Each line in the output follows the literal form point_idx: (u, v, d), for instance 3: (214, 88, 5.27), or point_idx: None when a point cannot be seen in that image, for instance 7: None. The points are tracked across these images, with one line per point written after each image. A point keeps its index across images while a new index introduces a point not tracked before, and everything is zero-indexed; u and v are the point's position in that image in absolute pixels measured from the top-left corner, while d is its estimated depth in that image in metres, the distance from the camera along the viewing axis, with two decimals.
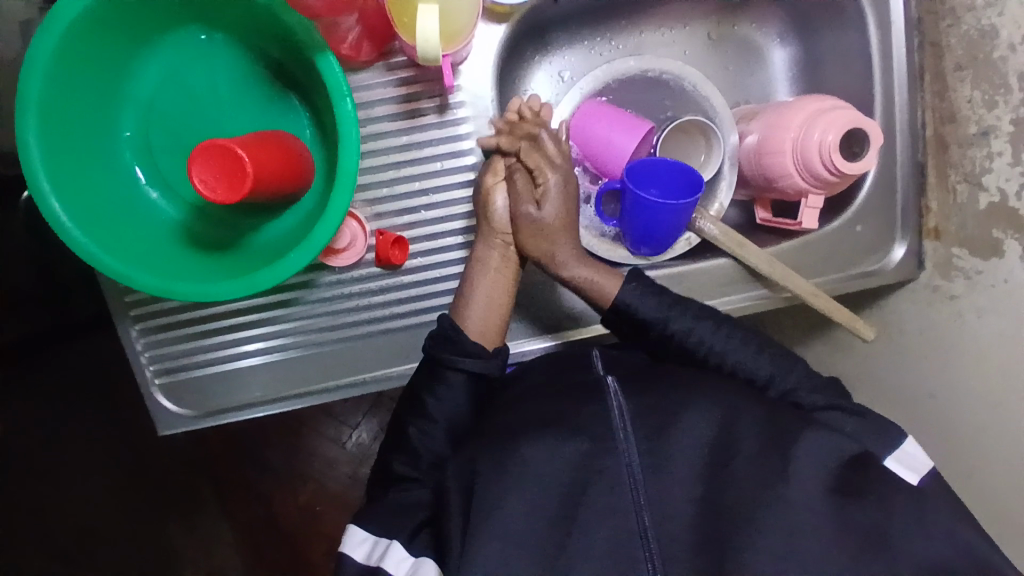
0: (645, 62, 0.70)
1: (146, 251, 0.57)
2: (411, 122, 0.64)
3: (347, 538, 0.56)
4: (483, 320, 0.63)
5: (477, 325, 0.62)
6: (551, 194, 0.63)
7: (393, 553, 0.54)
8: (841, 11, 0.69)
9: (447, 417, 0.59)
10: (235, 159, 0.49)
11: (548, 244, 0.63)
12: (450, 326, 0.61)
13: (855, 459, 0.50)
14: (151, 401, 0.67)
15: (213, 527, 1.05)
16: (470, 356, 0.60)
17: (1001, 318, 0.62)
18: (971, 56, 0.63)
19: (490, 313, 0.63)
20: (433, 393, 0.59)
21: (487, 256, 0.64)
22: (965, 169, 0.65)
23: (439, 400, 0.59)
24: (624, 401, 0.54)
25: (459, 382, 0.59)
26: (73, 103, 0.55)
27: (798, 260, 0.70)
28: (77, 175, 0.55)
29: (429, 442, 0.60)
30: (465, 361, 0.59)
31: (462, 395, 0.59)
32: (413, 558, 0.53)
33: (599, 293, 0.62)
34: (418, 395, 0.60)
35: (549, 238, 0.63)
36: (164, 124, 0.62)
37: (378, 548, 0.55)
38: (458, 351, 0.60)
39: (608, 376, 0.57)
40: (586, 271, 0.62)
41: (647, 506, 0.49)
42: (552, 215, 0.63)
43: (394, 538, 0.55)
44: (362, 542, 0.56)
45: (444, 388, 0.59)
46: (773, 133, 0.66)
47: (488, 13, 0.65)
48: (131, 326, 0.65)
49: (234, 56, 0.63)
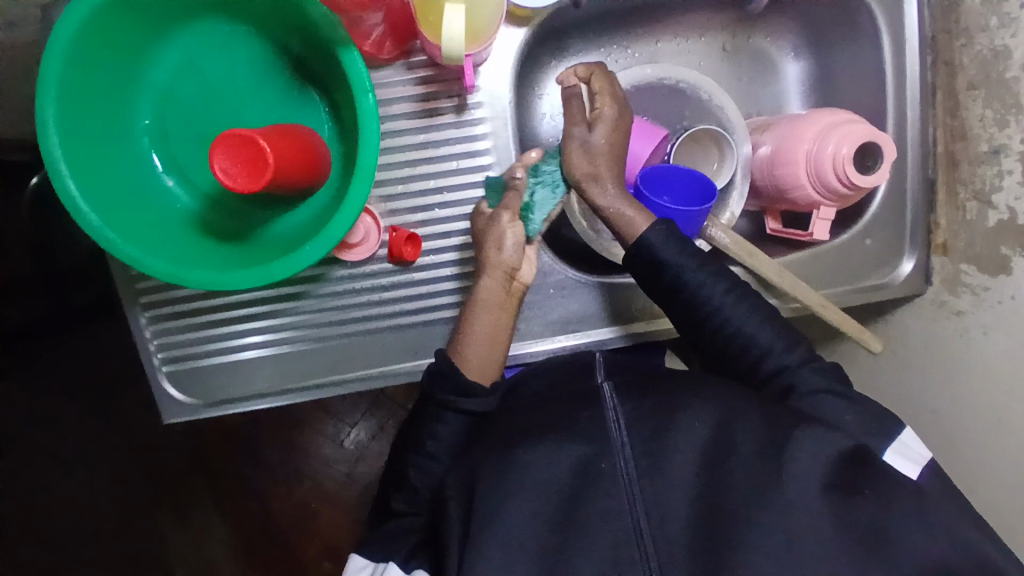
0: (660, 70, 0.70)
1: (161, 238, 0.57)
2: (429, 120, 0.65)
3: (349, 566, 0.56)
4: (483, 357, 0.62)
5: (476, 363, 0.62)
6: (605, 120, 0.62)
7: (388, 574, 0.53)
8: (856, 27, 0.70)
9: (445, 454, 0.60)
10: (257, 148, 0.50)
11: (585, 175, 0.62)
12: (449, 365, 0.61)
13: (863, 470, 0.50)
14: (157, 389, 0.66)
15: (206, 523, 1.04)
16: (468, 398, 0.60)
17: (1008, 335, 0.63)
18: (983, 75, 0.64)
19: (489, 350, 0.63)
20: (430, 432, 0.60)
21: (490, 292, 0.63)
22: (975, 187, 0.66)
23: (438, 437, 0.60)
24: (621, 405, 0.54)
25: (458, 419, 0.60)
26: (94, 88, 0.55)
27: (807, 271, 0.71)
28: (94, 160, 0.55)
29: (429, 473, 0.61)
30: (461, 403, 0.60)
31: (460, 432, 0.60)
32: (408, 575, 0.53)
33: (628, 227, 0.61)
34: (416, 432, 0.61)
35: (592, 161, 0.62)
36: (182, 111, 0.62)
37: (376, 572, 0.55)
38: (456, 392, 0.60)
39: (603, 381, 0.58)
40: (621, 205, 0.61)
41: (652, 508, 0.49)
42: (601, 143, 0.62)
43: (390, 560, 0.55)
44: (363, 567, 0.56)
45: (442, 426, 0.60)
46: (787, 144, 0.67)
47: (509, 16, 0.65)
48: (141, 314, 0.65)
49: (255, 48, 0.63)
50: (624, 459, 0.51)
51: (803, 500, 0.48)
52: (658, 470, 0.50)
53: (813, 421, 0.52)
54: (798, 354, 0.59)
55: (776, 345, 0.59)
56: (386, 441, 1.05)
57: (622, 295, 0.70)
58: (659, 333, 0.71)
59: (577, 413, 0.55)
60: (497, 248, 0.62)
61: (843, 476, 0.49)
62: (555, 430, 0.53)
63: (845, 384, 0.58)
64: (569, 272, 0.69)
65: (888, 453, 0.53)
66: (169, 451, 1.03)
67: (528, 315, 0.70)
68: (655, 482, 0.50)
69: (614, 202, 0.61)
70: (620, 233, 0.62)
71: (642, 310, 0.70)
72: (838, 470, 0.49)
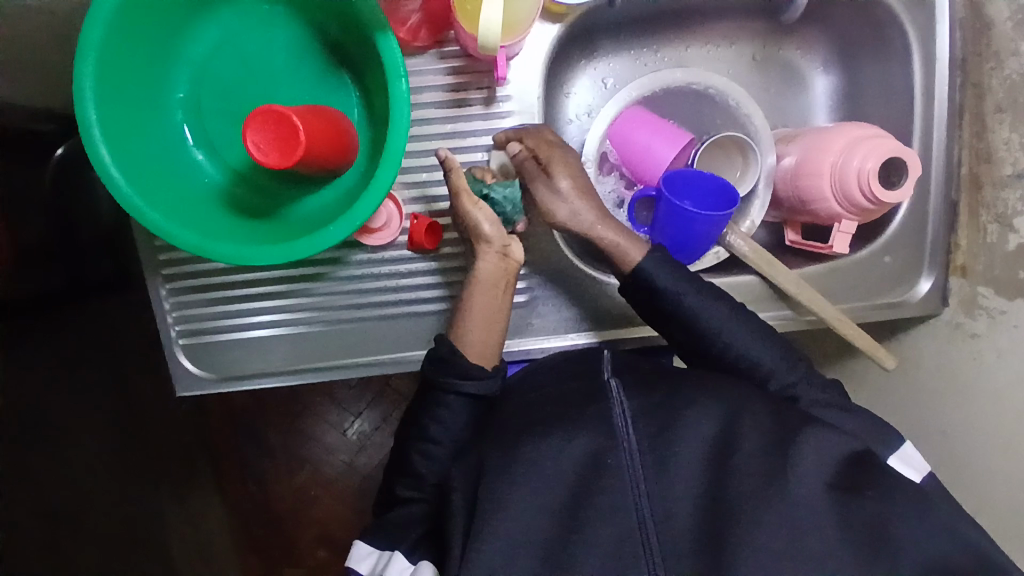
0: (690, 75, 0.70)
1: (188, 210, 0.58)
2: (457, 111, 0.65)
3: (352, 554, 0.56)
4: (481, 341, 0.62)
5: (477, 345, 0.61)
6: (559, 164, 0.63)
7: (395, 563, 0.53)
8: (888, 44, 0.71)
9: (453, 441, 0.60)
10: (290, 125, 0.50)
11: (569, 219, 0.62)
12: (448, 349, 0.60)
13: (869, 482, 0.50)
14: (172, 361, 0.67)
15: (205, 501, 1.04)
16: (466, 380, 0.60)
17: (1021, 360, 0.62)
18: (1012, 99, 0.64)
19: (488, 335, 0.62)
20: (434, 415, 0.60)
21: (485, 271, 0.62)
22: (997, 210, 0.66)
23: (441, 422, 0.59)
24: (627, 401, 0.55)
25: (462, 404, 0.60)
26: (132, 58, 0.56)
27: (825, 285, 0.71)
28: (129, 129, 0.56)
29: (435, 459, 0.60)
30: (461, 384, 0.59)
31: (465, 416, 0.60)
32: (414, 566, 0.53)
33: (622, 256, 0.62)
34: (420, 417, 0.60)
35: (568, 204, 0.62)
36: (217, 86, 0.63)
37: (382, 560, 0.55)
38: (457, 375, 0.59)
39: (609, 376, 0.59)
40: (610, 233, 0.62)
41: (658, 505, 0.49)
42: (568, 184, 0.62)
43: (397, 548, 0.54)
44: (368, 555, 0.56)
45: (445, 411, 0.59)
46: (812, 157, 0.67)
47: (544, 12, 0.66)
48: (161, 285, 0.66)
49: (292, 30, 0.64)
50: (631, 456, 0.51)
51: (809, 508, 0.48)
52: (664, 469, 0.51)
53: (819, 426, 0.53)
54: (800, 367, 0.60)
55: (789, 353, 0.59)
56: (389, 431, 1.05)
57: None
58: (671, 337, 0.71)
59: (585, 408, 0.55)
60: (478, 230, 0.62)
61: (846, 483, 0.50)
62: (563, 423, 0.54)
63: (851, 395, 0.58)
64: (585, 268, 0.69)
65: (893, 457, 0.55)
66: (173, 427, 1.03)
67: (542, 311, 0.70)
68: (661, 480, 0.50)
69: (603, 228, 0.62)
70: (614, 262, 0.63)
71: None
72: (840, 473, 0.50)
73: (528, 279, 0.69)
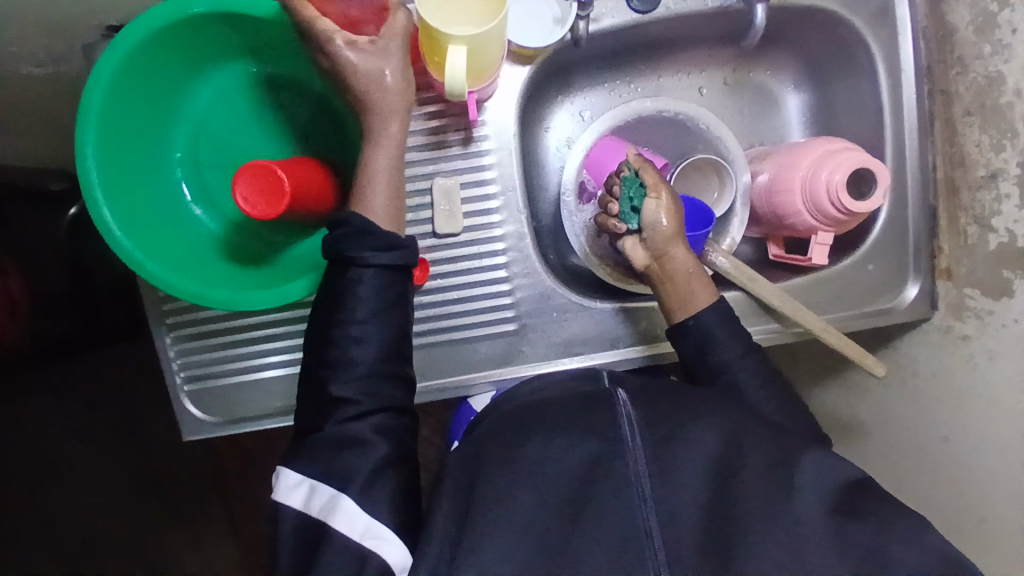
0: (659, 103, 0.75)
1: (187, 260, 0.61)
2: (438, 152, 0.69)
3: (279, 483, 0.56)
4: (383, 203, 0.59)
5: (385, 209, 0.59)
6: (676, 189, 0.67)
7: (342, 508, 0.53)
8: (855, 60, 0.73)
9: (380, 319, 0.56)
10: (276, 178, 0.53)
11: (666, 237, 0.65)
12: (358, 219, 0.56)
13: (864, 502, 0.50)
14: (177, 406, 0.70)
15: (223, 541, 1.07)
16: (384, 250, 0.56)
17: (1012, 360, 0.62)
18: (979, 102, 0.64)
19: (392, 199, 0.59)
20: (353, 295, 0.56)
21: (387, 127, 0.59)
22: (975, 212, 0.66)
23: (363, 297, 0.56)
24: (633, 411, 0.55)
25: (379, 275, 0.56)
26: (131, 123, 0.60)
27: (810, 296, 0.72)
28: (129, 188, 0.60)
29: (366, 342, 0.56)
30: (373, 252, 0.56)
31: (386, 289, 0.56)
32: (365, 517, 0.53)
33: (696, 292, 0.65)
34: (335, 303, 0.56)
35: (674, 225, 0.66)
36: (212, 144, 0.68)
37: (314, 497, 0.54)
38: (368, 246, 0.56)
39: (618, 389, 0.59)
40: (695, 267, 0.66)
41: (659, 509, 0.51)
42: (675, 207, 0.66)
43: (342, 492, 0.54)
44: (301, 486, 0.55)
45: (361, 287, 0.55)
46: (785, 172, 0.68)
47: (514, 56, 0.69)
48: (166, 334, 0.69)
49: (278, 90, 0.68)
50: (616, 471, 0.53)
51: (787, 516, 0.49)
52: (648, 481, 0.52)
53: (821, 449, 0.53)
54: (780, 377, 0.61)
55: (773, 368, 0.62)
56: None
57: (627, 320, 0.72)
58: (662, 356, 0.72)
59: (585, 416, 0.56)
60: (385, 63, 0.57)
61: (844, 507, 0.50)
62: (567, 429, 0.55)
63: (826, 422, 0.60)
64: (572, 295, 0.71)
65: None
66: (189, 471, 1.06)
67: (532, 337, 0.71)
68: (654, 490, 0.51)
69: (684, 260, 0.66)
70: (685, 296, 0.65)
71: (645, 334, 0.72)
72: (839, 497, 0.50)
73: (517, 307, 0.71)
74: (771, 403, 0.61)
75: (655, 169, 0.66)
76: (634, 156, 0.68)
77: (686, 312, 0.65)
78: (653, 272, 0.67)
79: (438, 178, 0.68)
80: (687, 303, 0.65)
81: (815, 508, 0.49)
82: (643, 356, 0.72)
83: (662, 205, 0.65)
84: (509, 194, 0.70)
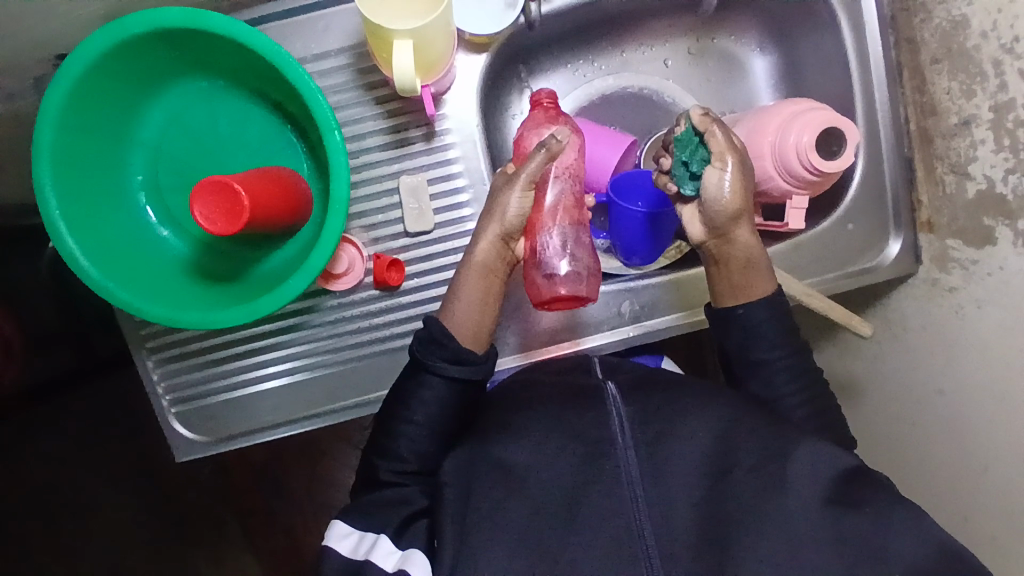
0: (622, 80, 0.79)
1: (155, 283, 0.61)
2: (401, 150, 0.68)
3: (330, 532, 0.55)
4: (466, 324, 0.60)
5: (462, 326, 0.60)
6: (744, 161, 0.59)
7: (380, 546, 0.53)
8: (816, 16, 0.71)
9: (433, 421, 0.57)
10: (232, 192, 0.52)
11: (727, 217, 0.59)
12: (440, 331, 0.59)
13: (860, 487, 0.50)
14: (167, 429, 0.70)
15: (237, 557, 1.06)
16: (455, 364, 0.58)
17: (1001, 309, 0.60)
18: (946, 48, 0.63)
19: (476, 317, 0.60)
20: (417, 398, 0.57)
21: (488, 255, 0.60)
22: (951, 160, 0.65)
23: (416, 416, 0.57)
24: (623, 409, 0.56)
25: (441, 388, 0.57)
26: (84, 144, 0.59)
27: (790, 261, 0.71)
28: (91, 212, 0.60)
29: (416, 442, 0.57)
30: (448, 367, 0.57)
31: (445, 403, 0.57)
32: (402, 551, 0.52)
33: (751, 281, 0.61)
34: (400, 398, 0.58)
35: (741, 203, 0.59)
36: (173, 162, 0.66)
37: (364, 542, 0.53)
38: (449, 357, 0.58)
39: (608, 381, 0.60)
40: (755, 253, 0.61)
41: (649, 499, 0.51)
42: (739, 183, 0.58)
43: (382, 531, 0.54)
44: (347, 535, 0.54)
45: (428, 391, 0.57)
46: (752, 138, 0.67)
47: (468, 45, 0.69)
48: (147, 358, 0.69)
49: (231, 99, 0.67)
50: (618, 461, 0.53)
51: None
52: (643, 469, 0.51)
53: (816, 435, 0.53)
54: (781, 348, 0.59)
55: (768, 332, 0.59)
56: None
57: (613, 302, 0.72)
58: (654, 334, 0.72)
59: (579, 413, 0.57)
60: (502, 211, 0.59)
61: (841, 497, 0.50)
62: (559, 432, 0.56)
63: (814, 401, 0.60)
64: None
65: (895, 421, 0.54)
66: (197, 492, 1.06)
67: (513, 327, 0.71)
68: (642, 483, 0.52)
69: (745, 243, 0.61)
70: (741, 284, 0.61)
71: (632, 314, 0.72)
72: (834, 484, 0.50)
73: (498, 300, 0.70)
74: (779, 377, 0.59)
75: (724, 133, 0.58)
76: (698, 112, 0.59)
77: (736, 298, 0.61)
78: (706, 249, 0.62)
79: (404, 177, 0.67)
80: (739, 290, 0.61)
81: (807, 498, 0.49)
82: (678, 327, 0.72)
83: (728, 176, 0.58)
84: (478, 186, 0.69)
